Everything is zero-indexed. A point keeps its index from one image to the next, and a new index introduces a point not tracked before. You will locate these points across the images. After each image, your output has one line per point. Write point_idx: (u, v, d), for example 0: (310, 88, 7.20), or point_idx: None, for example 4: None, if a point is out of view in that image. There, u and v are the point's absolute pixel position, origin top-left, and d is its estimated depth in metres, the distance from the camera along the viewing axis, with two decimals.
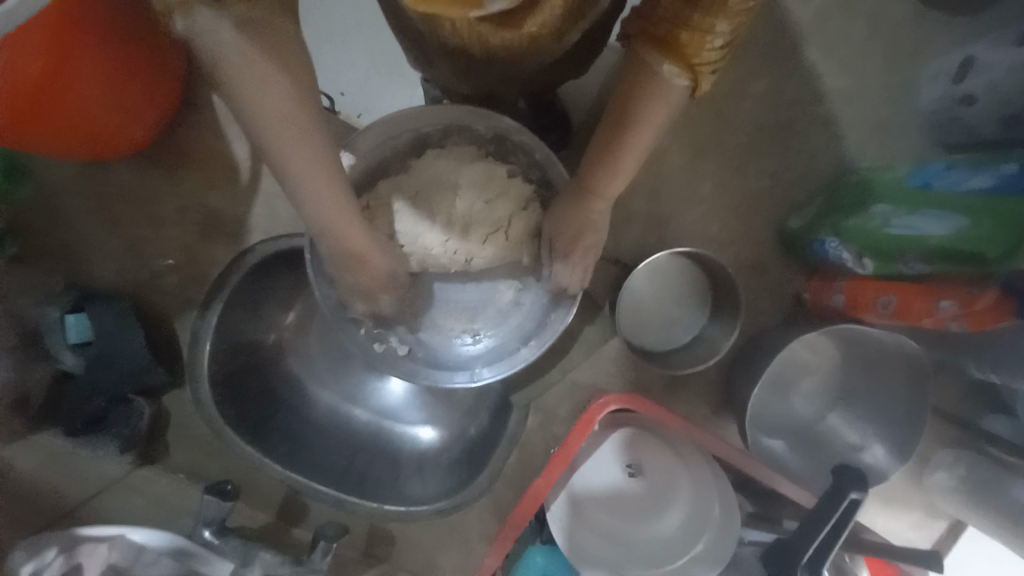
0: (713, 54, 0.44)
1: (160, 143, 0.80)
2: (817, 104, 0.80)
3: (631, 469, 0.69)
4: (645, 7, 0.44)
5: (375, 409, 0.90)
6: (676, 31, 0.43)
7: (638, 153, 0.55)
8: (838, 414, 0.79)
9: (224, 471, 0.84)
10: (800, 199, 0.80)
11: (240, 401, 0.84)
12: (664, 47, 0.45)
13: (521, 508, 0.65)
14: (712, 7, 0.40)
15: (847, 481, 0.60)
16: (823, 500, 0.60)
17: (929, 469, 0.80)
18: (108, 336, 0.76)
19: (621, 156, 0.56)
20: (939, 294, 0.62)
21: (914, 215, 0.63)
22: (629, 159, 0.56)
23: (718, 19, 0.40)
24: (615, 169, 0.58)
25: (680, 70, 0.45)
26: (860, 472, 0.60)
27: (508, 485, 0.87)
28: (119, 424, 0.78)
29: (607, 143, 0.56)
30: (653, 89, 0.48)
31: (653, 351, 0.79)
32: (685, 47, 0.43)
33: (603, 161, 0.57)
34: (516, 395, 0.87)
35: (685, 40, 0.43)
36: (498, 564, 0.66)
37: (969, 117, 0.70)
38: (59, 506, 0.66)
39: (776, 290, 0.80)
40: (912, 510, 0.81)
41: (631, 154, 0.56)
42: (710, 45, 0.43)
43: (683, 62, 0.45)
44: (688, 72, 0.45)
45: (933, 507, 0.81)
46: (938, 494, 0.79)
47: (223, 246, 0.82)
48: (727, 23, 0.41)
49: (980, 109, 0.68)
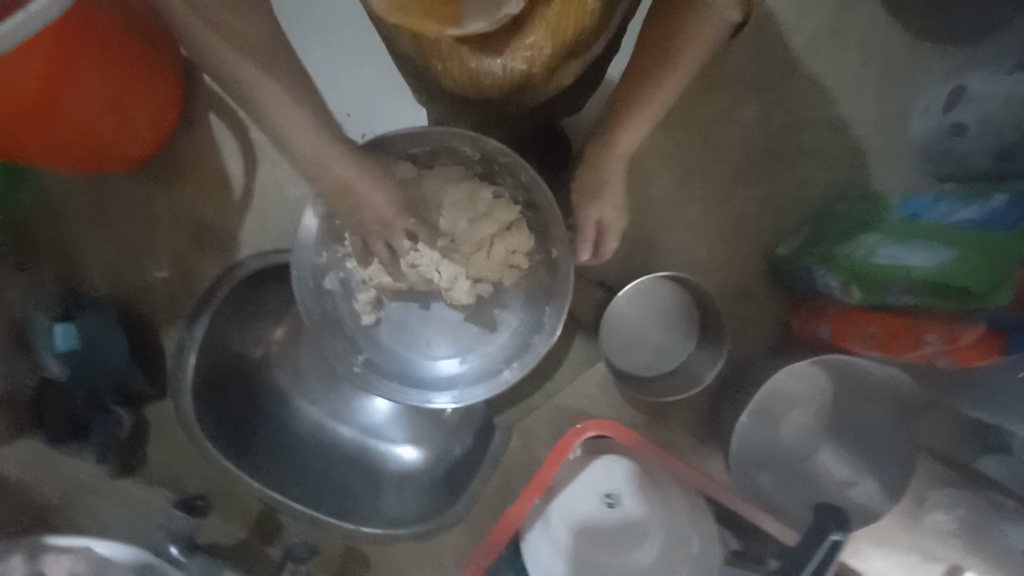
0: None
1: (157, 156, 0.82)
2: (807, 133, 0.80)
3: (609, 499, 0.66)
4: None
5: (359, 426, 0.89)
6: None
7: (679, 79, 0.55)
8: (830, 449, 0.76)
9: (201, 485, 0.83)
10: (790, 227, 0.80)
11: (221, 413, 0.83)
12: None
13: (493, 535, 0.63)
14: None
15: (828, 520, 0.57)
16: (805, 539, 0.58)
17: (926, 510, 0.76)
18: (93, 343, 0.76)
19: (661, 80, 0.55)
20: (923, 330, 0.61)
21: (901, 245, 0.63)
22: (658, 105, 0.57)
23: None
24: (651, 98, 0.57)
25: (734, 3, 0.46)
26: (842, 510, 0.57)
27: (488, 510, 0.85)
28: (99, 433, 0.78)
29: (645, 63, 0.55)
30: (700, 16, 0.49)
31: (638, 377, 0.78)
32: None
33: (631, 109, 0.58)
34: (500, 418, 0.86)
35: None
36: None
37: (960, 150, 0.70)
38: None
39: (765, 318, 0.79)
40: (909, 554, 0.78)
41: (673, 80, 0.55)
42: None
43: None
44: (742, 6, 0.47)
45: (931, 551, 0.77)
46: (935, 537, 0.76)
47: (214, 257, 0.83)
48: None
49: (972, 141, 0.68)
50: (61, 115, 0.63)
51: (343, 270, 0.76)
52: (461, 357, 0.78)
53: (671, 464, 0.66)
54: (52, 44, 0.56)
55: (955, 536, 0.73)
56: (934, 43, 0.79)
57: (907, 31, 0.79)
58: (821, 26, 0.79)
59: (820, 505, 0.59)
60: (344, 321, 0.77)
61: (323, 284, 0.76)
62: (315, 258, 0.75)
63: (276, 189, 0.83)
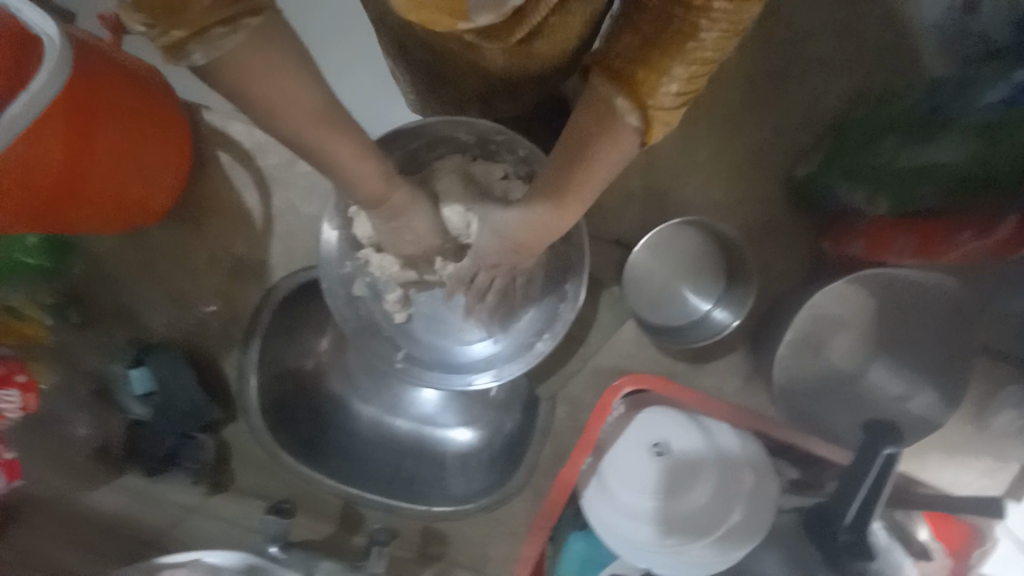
0: (667, 99, 0.43)
1: (182, 202, 0.88)
2: (809, 44, 0.76)
3: (657, 448, 0.67)
4: (604, 45, 0.45)
5: (417, 417, 0.94)
6: (631, 67, 0.43)
7: (597, 180, 0.54)
8: (880, 366, 0.73)
9: (285, 491, 0.91)
10: (806, 146, 0.76)
11: (289, 425, 0.91)
12: (619, 81, 0.44)
13: (552, 498, 0.67)
14: (670, 48, 0.40)
15: (879, 436, 0.57)
16: (857, 460, 0.58)
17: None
18: (167, 382, 0.85)
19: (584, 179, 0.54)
20: (959, 226, 0.59)
21: (926, 143, 0.60)
22: (597, 176, 0.54)
23: (677, 60, 0.41)
24: (582, 183, 0.55)
25: (632, 107, 0.44)
26: (892, 425, 0.56)
27: (547, 477, 0.89)
28: (190, 459, 0.87)
29: (559, 167, 0.55)
30: (611, 130, 0.48)
31: (670, 327, 0.78)
32: (641, 82, 0.43)
33: (574, 170, 0.54)
34: (541, 388, 0.87)
35: (641, 76, 0.43)
36: (538, 552, 0.68)
37: (977, 27, 0.65)
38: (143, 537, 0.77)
39: (794, 245, 0.76)
40: None
41: (591, 181, 0.54)
42: (666, 88, 0.43)
43: (637, 100, 0.44)
44: (638, 110, 0.45)
45: None
46: None
47: (252, 286, 0.89)
48: (685, 65, 0.41)
49: (990, 15, 0.63)
50: (88, 181, 0.68)
51: (368, 275, 0.79)
52: (494, 338, 0.81)
53: (705, 401, 0.69)
54: (68, 119, 0.62)
55: None
56: None
57: None
58: None
59: (867, 425, 0.58)
60: (381, 323, 0.82)
61: (353, 292, 0.80)
62: (341, 268, 0.79)
63: (294, 211, 0.87)
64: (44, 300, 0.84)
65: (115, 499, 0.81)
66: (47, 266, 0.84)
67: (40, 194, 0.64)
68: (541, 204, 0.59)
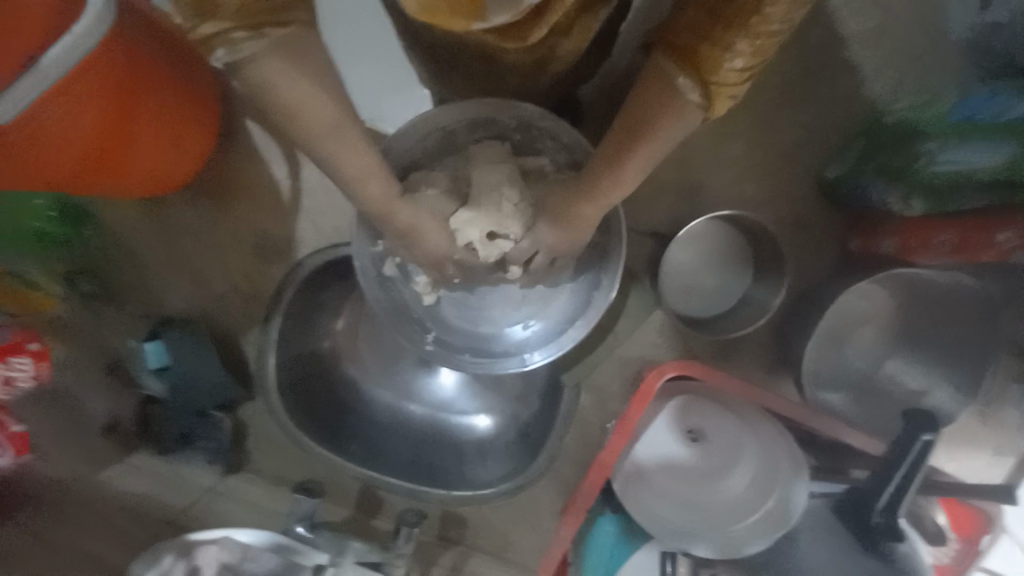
0: (732, 75, 0.38)
1: (206, 174, 0.85)
2: (846, 45, 0.77)
3: (691, 434, 0.70)
4: (670, 18, 0.41)
5: (429, 402, 0.93)
6: (694, 41, 0.38)
7: (646, 163, 0.49)
8: (897, 361, 0.77)
9: (304, 473, 0.90)
10: (837, 145, 0.78)
11: (309, 407, 0.89)
12: (681, 60, 0.40)
13: (589, 481, 0.68)
14: (736, 17, 0.36)
15: (916, 424, 0.60)
16: (892, 449, 0.61)
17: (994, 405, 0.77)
18: (185, 360, 0.82)
19: (628, 162, 0.49)
20: (996, 226, 0.63)
21: (963, 147, 0.63)
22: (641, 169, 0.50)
23: (741, 34, 0.36)
24: (620, 177, 0.52)
25: (694, 84, 0.40)
26: (930, 413, 0.59)
27: (569, 462, 0.90)
28: (207, 438, 0.86)
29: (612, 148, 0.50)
30: (665, 112, 0.43)
31: (699, 318, 0.80)
32: (704, 59, 0.38)
33: (616, 161, 0.50)
34: (568, 375, 0.87)
35: (703, 52, 0.38)
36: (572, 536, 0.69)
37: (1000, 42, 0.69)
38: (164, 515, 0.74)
39: (822, 242, 0.79)
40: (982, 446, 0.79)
41: (637, 164, 0.50)
42: (729, 64, 0.38)
43: (698, 78, 0.39)
44: (700, 90, 0.40)
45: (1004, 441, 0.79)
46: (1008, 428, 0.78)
47: (276, 264, 0.87)
48: (750, 40, 0.36)
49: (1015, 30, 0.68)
50: (125, 152, 0.66)
51: (399, 256, 0.76)
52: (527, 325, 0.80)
53: (745, 389, 0.69)
54: (111, 78, 0.59)
55: None
56: None
57: None
58: None
59: (908, 413, 0.61)
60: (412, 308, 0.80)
61: (384, 272, 0.78)
62: (374, 247, 0.76)
63: (323, 189, 0.85)
64: (57, 273, 0.81)
65: (134, 479, 0.77)
66: (60, 237, 0.80)
67: (77, 164, 0.62)
68: (582, 194, 0.57)
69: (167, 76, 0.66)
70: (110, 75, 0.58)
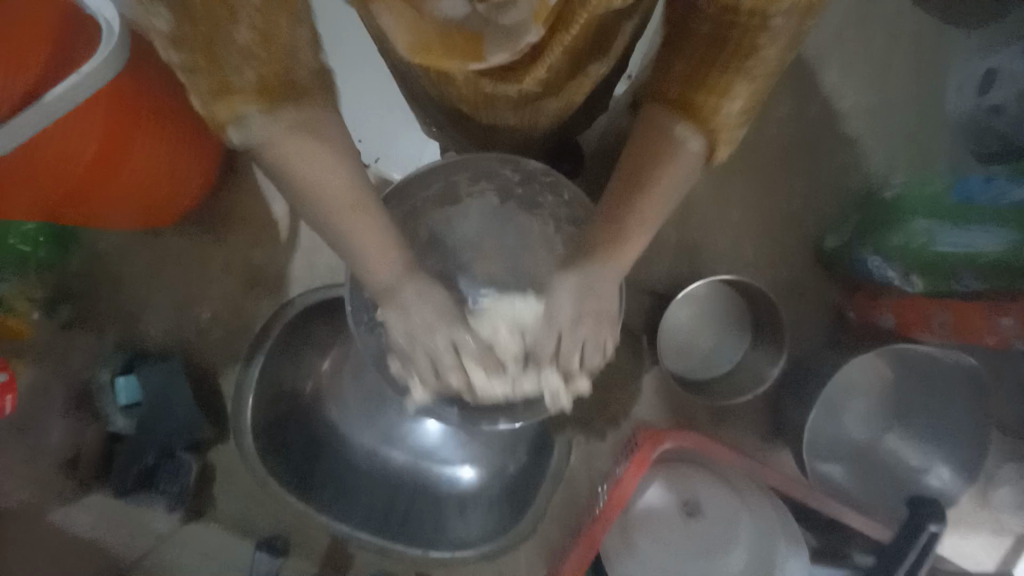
0: (731, 117, 0.39)
1: (204, 205, 0.84)
2: (843, 122, 0.80)
3: (687, 506, 0.65)
4: (657, 74, 0.42)
5: (412, 450, 0.88)
6: (688, 93, 0.39)
7: (650, 222, 0.47)
8: (892, 435, 0.75)
9: (271, 523, 0.84)
10: (834, 216, 0.79)
11: (282, 450, 0.84)
12: (677, 108, 0.41)
13: (578, 554, 0.63)
14: (730, 63, 0.36)
15: (924, 513, 0.57)
16: (899, 535, 0.57)
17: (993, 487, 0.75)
18: (157, 395, 0.78)
19: (631, 225, 0.47)
20: (997, 311, 0.62)
21: (959, 230, 0.63)
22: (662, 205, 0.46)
23: (738, 76, 0.37)
24: (619, 252, 0.49)
25: (693, 130, 0.41)
26: (938, 503, 0.57)
27: (555, 525, 0.85)
28: (168, 481, 0.80)
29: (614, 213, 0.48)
30: (666, 159, 0.43)
31: (697, 380, 0.78)
32: (699, 108, 0.40)
33: (636, 200, 0.45)
34: (558, 432, 0.84)
35: (699, 102, 0.39)
36: None
37: (1002, 124, 0.70)
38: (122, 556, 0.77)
39: (819, 309, 0.79)
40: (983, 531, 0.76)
41: (644, 225, 0.47)
42: (729, 106, 0.39)
43: (698, 122, 0.40)
44: (702, 129, 0.41)
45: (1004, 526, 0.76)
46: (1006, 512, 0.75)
47: (265, 298, 0.84)
48: (746, 86, 0.37)
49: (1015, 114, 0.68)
50: (117, 178, 0.64)
51: None
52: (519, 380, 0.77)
53: (745, 462, 0.64)
54: (112, 104, 0.58)
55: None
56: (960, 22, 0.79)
57: (933, 12, 0.79)
58: (847, 17, 0.80)
59: (912, 499, 0.59)
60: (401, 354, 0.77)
61: (375, 317, 0.75)
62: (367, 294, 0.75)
63: None
64: (34, 294, 0.78)
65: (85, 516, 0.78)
66: (45, 257, 0.79)
67: (63, 186, 0.60)
68: (607, 241, 0.49)
69: (173, 106, 0.66)
70: (112, 102, 0.58)
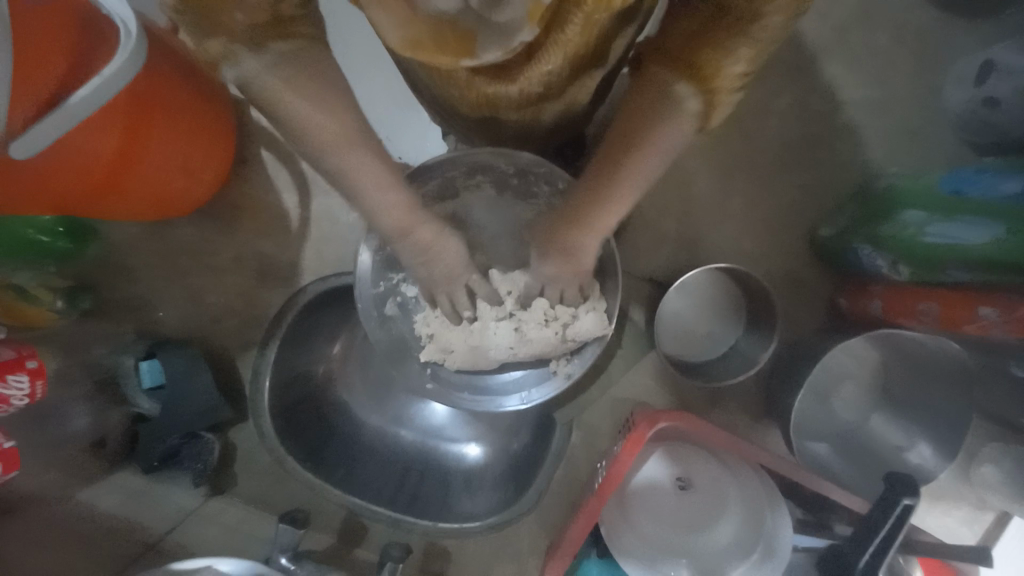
0: (732, 78, 0.41)
1: (216, 197, 0.86)
2: (842, 114, 0.81)
3: (680, 482, 0.70)
4: (658, 34, 0.43)
5: (420, 429, 0.94)
6: (693, 51, 0.40)
7: (639, 180, 0.51)
8: (878, 417, 0.80)
9: (288, 499, 0.89)
10: (831, 206, 0.81)
11: (298, 432, 0.89)
12: (679, 68, 0.42)
13: (578, 525, 0.68)
14: (732, 25, 0.38)
15: (900, 487, 0.61)
16: (876, 506, 0.62)
17: (974, 466, 0.79)
18: (178, 380, 0.82)
19: (621, 182, 0.51)
20: (981, 303, 0.62)
21: (949, 222, 0.63)
22: (650, 164, 0.49)
23: (741, 40, 0.39)
24: (610, 202, 0.53)
25: (693, 87, 0.42)
26: (912, 478, 0.61)
27: (556, 501, 0.90)
28: (192, 459, 0.85)
29: (604, 171, 0.52)
30: (662, 118, 0.45)
31: (693, 365, 0.81)
32: (701, 65, 0.41)
33: (623, 157, 0.49)
34: (560, 413, 0.90)
35: (703, 58, 0.40)
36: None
37: (997, 120, 0.70)
38: (137, 541, 0.72)
39: (812, 296, 0.82)
40: (961, 505, 0.82)
41: (632, 182, 0.51)
42: (729, 66, 0.40)
43: (696, 81, 0.42)
44: (701, 90, 0.42)
45: (982, 501, 0.81)
46: (986, 488, 0.79)
47: (277, 288, 0.88)
48: (750, 45, 0.39)
49: (1010, 110, 0.68)
50: (134, 175, 0.66)
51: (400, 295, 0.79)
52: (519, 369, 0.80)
53: (734, 445, 0.69)
54: (127, 104, 0.60)
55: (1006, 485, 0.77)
56: (961, 14, 0.80)
57: (935, 5, 0.80)
58: (849, 9, 0.80)
59: (890, 475, 0.63)
60: (411, 343, 0.80)
61: (385, 312, 0.79)
62: (374, 288, 0.78)
63: (331, 218, 0.87)
64: (55, 285, 0.80)
65: (106, 498, 0.76)
66: (61, 248, 0.80)
67: (83, 185, 0.62)
68: (596, 196, 0.54)
69: (185, 103, 0.67)
70: (126, 101, 0.60)
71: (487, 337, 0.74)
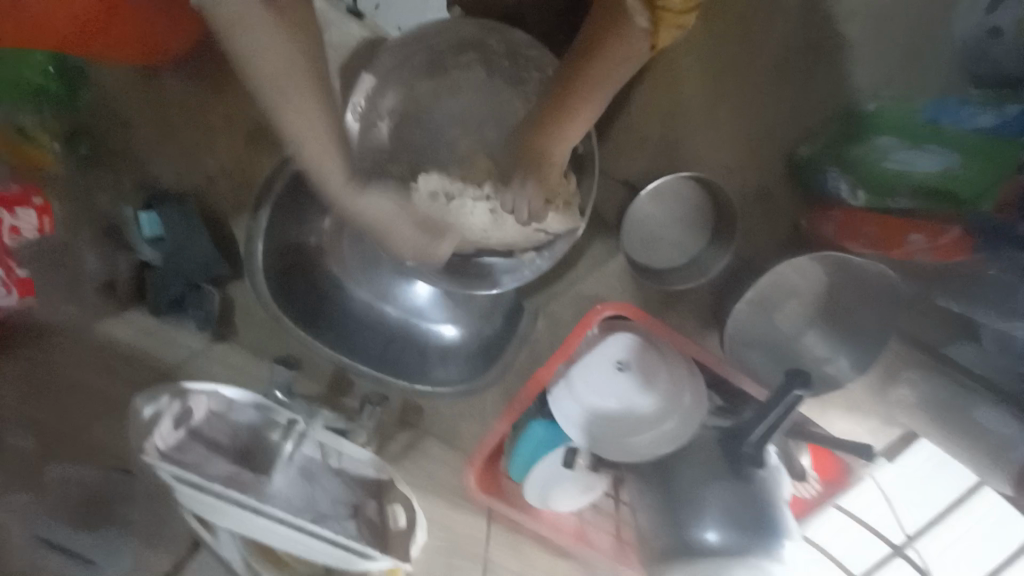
0: (675, 8, 0.58)
1: (203, 50, 0.85)
2: (843, 27, 0.79)
3: (620, 365, 0.81)
4: None
5: (404, 306, 1.01)
6: None
7: (595, 100, 0.70)
8: (812, 333, 0.88)
9: (280, 349, 1.00)
10: (816, 127, 0.81)
11: (289, 294, 0.97)
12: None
13: (527, 389, 0.81)
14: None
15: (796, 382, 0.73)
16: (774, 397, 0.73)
17: (894, 385, 0.88)
18: (179, 231, 0.88)
19: (578, 95, 0.68)
20: (915, 229, 0.71)
21: (914, 150, 0.71)
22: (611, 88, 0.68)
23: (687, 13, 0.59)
24: (570, 114, 0.70)
25: (642, 9, 0.58)
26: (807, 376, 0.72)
27: (518, 375, 1.03)
28: (195, 307, 0.92)
29: (571, 82, 0.69)
30: (619, 33, 0.62)
31: (652, 269, 0.88)
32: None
33: (588, 74, 0.67)
34: (529, 301, 1.00)
35: None
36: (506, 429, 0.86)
37: (994, 53, 0.70)
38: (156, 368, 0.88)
39: (779, 216, 0.85)
40: (872, 417, 0.89)
41: (592, 100, 0.70)
42: None
43: (650, 10, 0.58)
44: (648, 14, 0.59)
45: (891, 416, 0.89)
46: (897, 406, 0.88)
47: (268, 153, 0.90)
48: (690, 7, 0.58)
49: (1008, 44, 0.69)
50: None
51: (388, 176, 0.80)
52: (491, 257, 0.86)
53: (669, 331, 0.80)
54: None
55: (914, 405, 0.86)
56: None
57: None
58: None
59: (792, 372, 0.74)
60: None
61: None
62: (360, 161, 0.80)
63: None
64: (57, 128, 0.84)
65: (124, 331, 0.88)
66: (59, 95, 0.83)
67: None
68: (563, 107, 0.70)
69: None
70: None
71: (463, 218, 0.76)
